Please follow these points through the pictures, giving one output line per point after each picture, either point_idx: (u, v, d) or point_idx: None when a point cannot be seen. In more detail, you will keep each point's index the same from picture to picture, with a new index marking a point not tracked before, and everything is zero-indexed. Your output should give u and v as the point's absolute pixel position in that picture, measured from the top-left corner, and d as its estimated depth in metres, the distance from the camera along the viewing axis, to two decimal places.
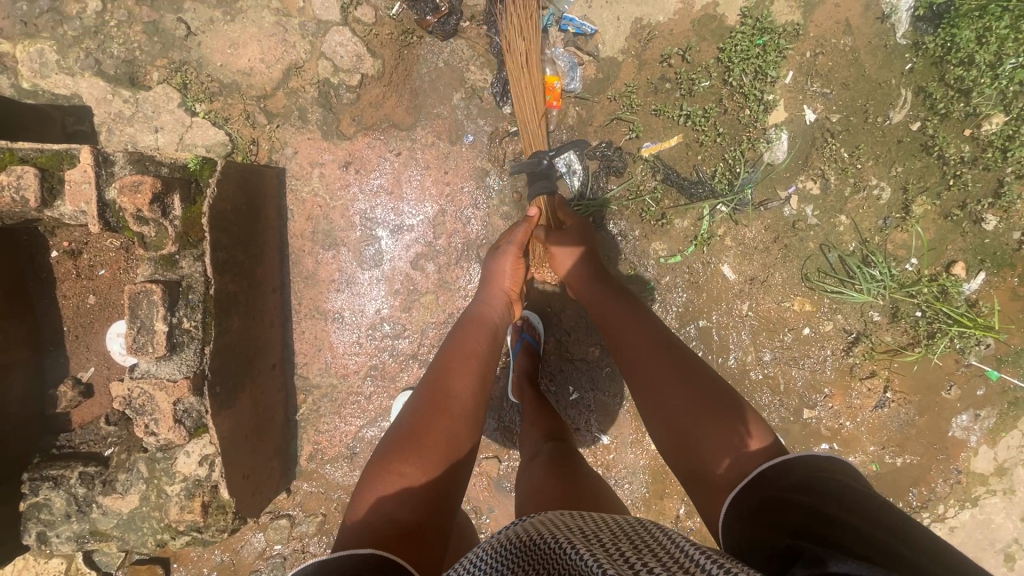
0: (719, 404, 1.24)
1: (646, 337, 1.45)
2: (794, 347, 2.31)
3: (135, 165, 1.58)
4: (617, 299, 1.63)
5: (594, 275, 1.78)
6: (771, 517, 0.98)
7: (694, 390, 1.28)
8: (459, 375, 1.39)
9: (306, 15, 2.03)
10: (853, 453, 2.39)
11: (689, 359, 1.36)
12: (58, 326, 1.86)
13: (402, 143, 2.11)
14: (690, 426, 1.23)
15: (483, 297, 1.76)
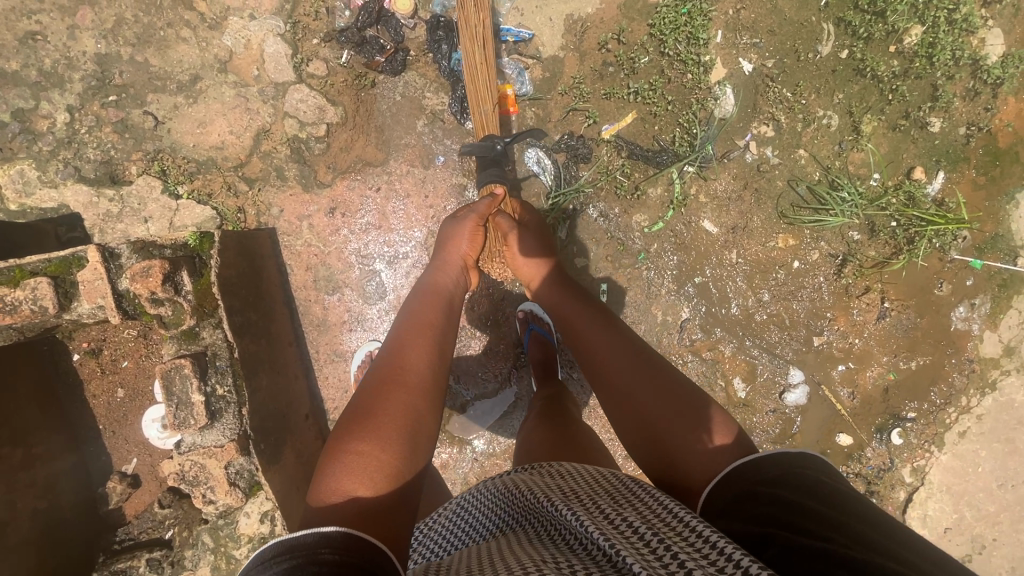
0: (682, 396, 1.24)
1: (609, 333, 1.46)
2: (788, 281, 2.43)
3: (140, 252, 1.65)
4: (577, 298, 1.66)
5: (554, 274, 1.83)
6: (747, 505, 0.99)
7: (655, 381, 1.29)
8: (414, 347, 1.37)
9: (263, 81, 2.14)
10: (869, 368, 2.49)
11: (653, 358, 1.37)
12: (93, 425, 1.91)
13: (379, 178, 2.22)
14: (652, 413, 1.24)
15: (436, 267, 1.79)
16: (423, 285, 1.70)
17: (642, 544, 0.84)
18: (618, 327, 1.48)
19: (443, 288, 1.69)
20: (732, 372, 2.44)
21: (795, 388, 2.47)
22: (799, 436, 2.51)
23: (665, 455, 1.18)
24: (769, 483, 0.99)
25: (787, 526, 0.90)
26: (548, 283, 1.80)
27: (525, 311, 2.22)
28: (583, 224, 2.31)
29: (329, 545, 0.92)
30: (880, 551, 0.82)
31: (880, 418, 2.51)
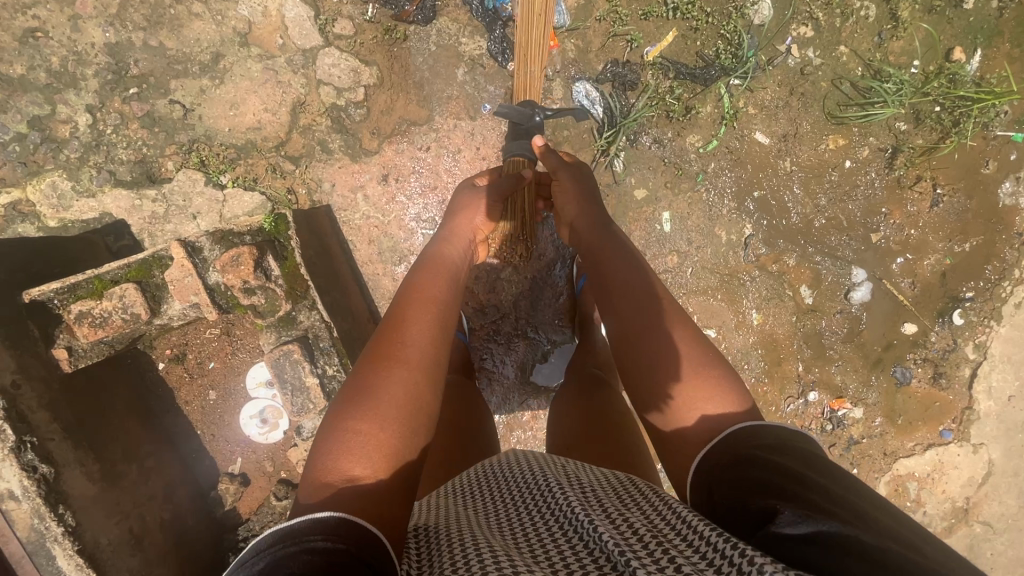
0: (698, 363, 1.22)
1: (635, 297, 1.41)
2: (842, 182, 2.43)
3: (221, 243, 1.57)
4: (616, 258, 1.56)
5: (590, 230, 1.71)
6: (740, 473, 0.95)
7: (674, 349, 1.27)
8: (419, 321, 1.26)
9: (289, 50, 2.01)
10: (926, 257, 2.54)
11: (684, 327, 1.31)
12: (191, 430, 1.87)
13: (427, 137, 2.12)
14: (667, 373, 1.24)
15: (442, 237, 1.66)
16: (430, 251, 1.59)
17: (638, 542, 0.81)
18: (652, 294, 1.41)
19: (449, 260, 1.56)
20: (797, 281, 2.47)
21: (859, 286, 2.51)
22: (866, 332, 2.56)
23: (668, 411, 1.20)
24: (770, 452, 0.96)
25: (784, 492, 0.86)
26: (592, 229, 1.71)
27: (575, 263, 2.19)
28: (638, 153, 2.28)
29: (321, 530, 0.82)
30: (891, 535, 0.78)
31: (940, 302, 2.58)
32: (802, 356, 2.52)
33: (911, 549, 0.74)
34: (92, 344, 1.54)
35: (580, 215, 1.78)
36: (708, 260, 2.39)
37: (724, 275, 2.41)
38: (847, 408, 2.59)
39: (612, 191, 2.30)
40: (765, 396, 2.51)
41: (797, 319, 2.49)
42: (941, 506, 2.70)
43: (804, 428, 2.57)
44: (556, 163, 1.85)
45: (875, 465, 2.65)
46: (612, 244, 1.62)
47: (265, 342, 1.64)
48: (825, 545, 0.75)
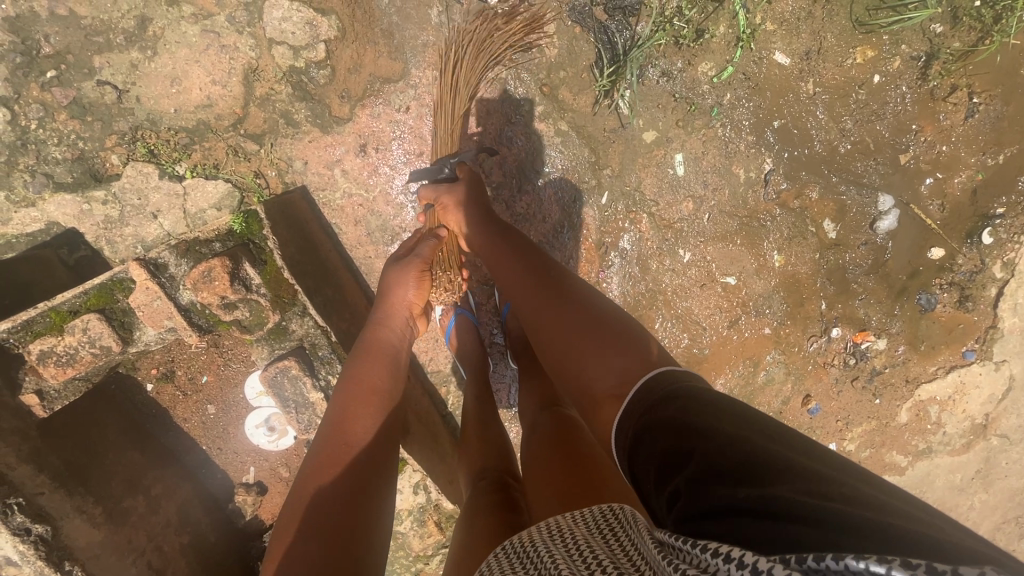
0: (621, 337, 1.11)
1: (526, 286, 1.32)
2: (870, 100, 2.21)
3: (189, 255, 1.39)
4: (506, 253, 1.45)
5: (475, 224, 1.59)
6: (658, 454, 0.85)
7: (587, 328, 1.14)
8: (361, 416, 1.22)
9: (229, 4, 1.69)
10: (957, 174, 2.35)
11: (579, 295, 1.24)
12: (195, 449, 1.75)
13: (405, 95, 1.85)
14: (584, 357, 1.11)
15: (376, 320, 1.50)
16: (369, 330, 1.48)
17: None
18: (546, 276, 1.31)
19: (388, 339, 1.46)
20: (820, 216, 2.29)
21: (887, 215, 2.33)
22: (891, 261, 2.42)
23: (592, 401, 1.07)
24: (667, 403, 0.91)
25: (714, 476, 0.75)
26: (479, 229, 1.56)
27: None
28: (646, 90, 2.03)
29: None
30: (823, 480, 0.68)
31: (969, 222, 2.42)
32: (825, 294, 2.40)
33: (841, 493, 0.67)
34: (65, 383, 1.39)
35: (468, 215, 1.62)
36: (726, 202, 2.19)
37: (743, 218, 2.22)
38: (871, 340, 2.49)
39: (617, 137, 2.06)
40: (787, 339, 2.41)
41: (820, 255, 2.34)
42: (961, 426, 2.68)
43: (827, 365, 2.49)
44: (433, 190, 1.72)
45: (898, 393, 2.59)
46: (503, 233, 1.51)
47: (256, 356, 1.48)
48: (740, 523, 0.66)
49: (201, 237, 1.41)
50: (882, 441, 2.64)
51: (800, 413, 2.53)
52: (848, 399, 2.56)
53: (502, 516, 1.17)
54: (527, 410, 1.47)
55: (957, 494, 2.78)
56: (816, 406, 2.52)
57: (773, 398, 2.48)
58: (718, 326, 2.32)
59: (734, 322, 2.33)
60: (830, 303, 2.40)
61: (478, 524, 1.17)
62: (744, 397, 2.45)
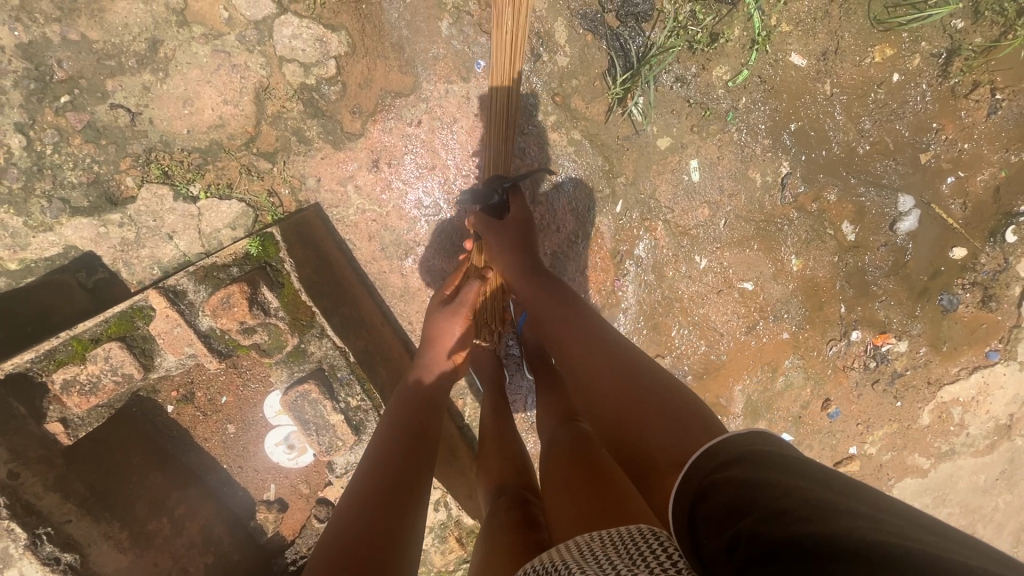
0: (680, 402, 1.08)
1: (573, 334, 1.29)
2: (889, 100, 2.16)
3: (206, 281, 1.39)
4: (555, 295, 1.39)
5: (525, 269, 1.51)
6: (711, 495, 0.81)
7: (643, 395, 1.11)
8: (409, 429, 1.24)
9: (238, 24, 1.68)
10: (980, 172, 2.30)
11: (627, 353, 1.22)
12: (216, 469, 1.76)
13: (416, 109, 1.84)
14: (643, 425, 1.06)
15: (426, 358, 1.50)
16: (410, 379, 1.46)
17: None
18: (596, 331, 1.28)
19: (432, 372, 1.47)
20: (839, 218, 2.25)
21: (907, 215, 2.28)
22: (912, 263, 2.38)
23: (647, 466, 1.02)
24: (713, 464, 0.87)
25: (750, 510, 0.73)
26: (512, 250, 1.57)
27: None
28: (660, 96, 2.00)
29: None
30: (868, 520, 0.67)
31: (993, 221, 2.36)
32: (844, 297, 2.36)
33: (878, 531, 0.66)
34: (89, 410, 1.43)
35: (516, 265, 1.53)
36: (743, 207, 2.16)
37: (760, 223, 2.19)
38: (892, 343, 2.45)
39: (631, 144, 2.04)
40: (806, 343, 2.38)
41: (839, 258, 2.30)
42: (985, 427, 2.63)
43: (846, 369, 2.45)
44: (483, 223, 1.64)
45: (920, 395, 2.54)
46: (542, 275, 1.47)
47: (276, 379, 1.48)
48: (787, 561, 0.63)
49: (218, 262, 1.41)
50: (904, 444, 2.61)
51: (819, 417, 2.50)
52: (869, 402, 2.52)
53: (525, 532, 1.13)
54: (545, 424, 1.43)
55: (981, 496, 2.74)
56: (836, 410, 2.49)
57: (792, 403, 2.45)
58: (736, 332, 2.29)
59: (751, 328, 2.30)
60: (849, 306, 2.36)
61: (501, 542, 1.11)
62: (763, 403, 2.42)
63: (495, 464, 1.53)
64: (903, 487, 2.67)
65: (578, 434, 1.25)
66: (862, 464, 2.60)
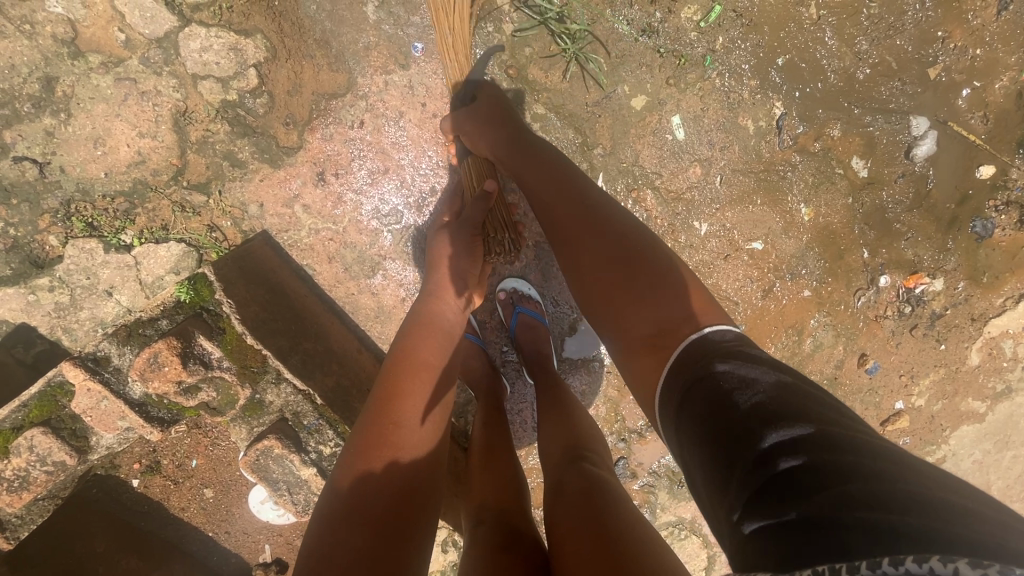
0: (637, 252, 1.10)
1: (568, 226, 1.18)
2: (884, 13, 1.90)
3: (134, 342, 1.27)
4: (538, 161, 1.32)
5: (508, 145, 1.40)
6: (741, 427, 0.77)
7: (579, 231, 1.16)
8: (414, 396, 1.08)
9: (138, 45, 1.50)
10: (998, 79, 2.05)
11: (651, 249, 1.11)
12: (201, 537, 1.58)
13: (356, 109, 1.64)
14: (628, 297, 1.06)
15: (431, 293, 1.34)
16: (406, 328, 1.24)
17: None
18: (577, 199, 1.20)
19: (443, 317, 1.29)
20: (847, 154, 2.02)
21: (923, 139, 2.04)
22: (935, 191, 2.14)
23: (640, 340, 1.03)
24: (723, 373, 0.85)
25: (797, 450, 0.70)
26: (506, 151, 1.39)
27: (508, 291, 1.86)
28: (624, 50, 1.78)
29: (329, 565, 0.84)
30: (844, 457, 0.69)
31: (1020, 129, 2.11)
32: (866, 241, 2.13)
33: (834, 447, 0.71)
34: (28, 506, 1.32)
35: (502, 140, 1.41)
36: (738, 159, 1.92)
37: (760, 173, 1.95)
38: (926, 283, 2.21)
39: (602, 110, 1.82)
40: (831, 298, 2.15)
41: (853, 199, 2.07)
42: None
43: (880, 319, 2.22)
44: (466, 116, 1.51)
45: (965, 334, 2.31)
46: (521, 142, 1.39)
47: (236, 438, 1.36)
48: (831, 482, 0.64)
49: (144, 317, 1.28)
50: (955, 390, 2.37)
51: (857, 375, 2.27)
52: (910, 351, 2.29)
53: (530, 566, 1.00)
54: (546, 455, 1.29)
55: None
56: (875, 365, 2.26)
57: (825, 365, 2.22)
58: (751, 298, 2.08)
59: (768, 291, 2.08)
60: (873, 250, 2.13)
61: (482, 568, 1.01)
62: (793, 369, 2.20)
63: (481, 484, 1.34)
64: (960, 436, 2.44)
65: (590, 481, 1.08)
66: (912, 418, 2.36)
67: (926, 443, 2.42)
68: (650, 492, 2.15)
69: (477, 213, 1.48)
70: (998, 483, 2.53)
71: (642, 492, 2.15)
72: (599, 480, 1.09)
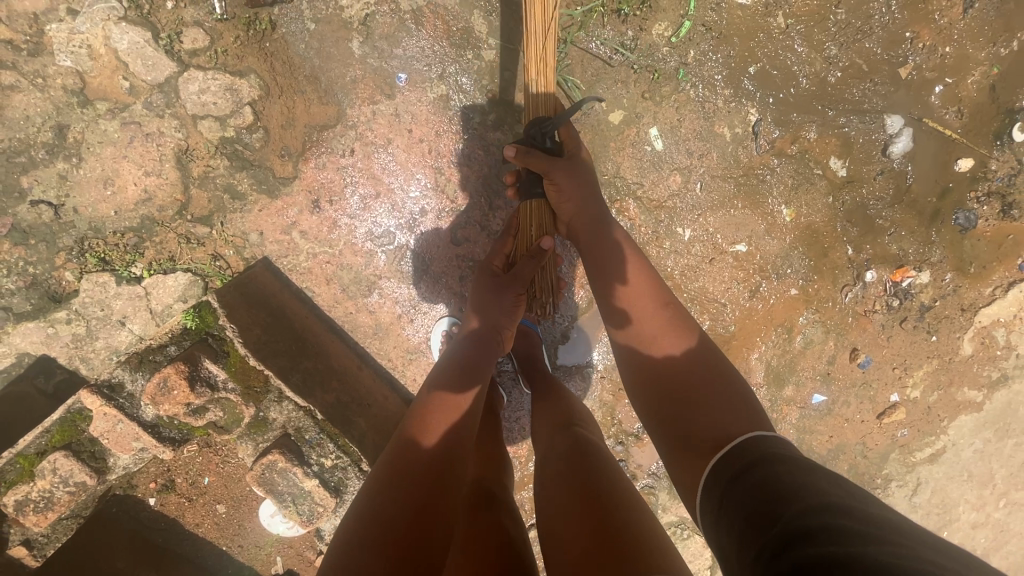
0: (697, 355, 1.30)
1: (642, 315, 1.41)
2: (851, 18, 1.97)
3: (144, 368, 1.36)
4: (607, 242, 1.54)
5: (589, 220, 1.56)
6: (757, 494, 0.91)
7: (649, 323, 1.38)
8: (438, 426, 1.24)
9: (141, 91, 1.60)
10: (969, 75, 2.10)
11: (686, 330, 1.36)
12: (216, 552, 1.66)
13: (346, 138, 1.73)
14: (680, 384, 1.25)
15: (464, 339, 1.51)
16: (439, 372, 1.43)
17: None
18: (662, 304, 1.42)
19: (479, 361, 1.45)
20: (824, 155, 2.07)
21: (898, 137, 2.10)
22: (915, 186, 2.19)
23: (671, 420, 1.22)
24: (755, 466, 0.97)
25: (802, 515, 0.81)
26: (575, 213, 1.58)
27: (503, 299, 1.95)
28: (600, 68, 1.86)
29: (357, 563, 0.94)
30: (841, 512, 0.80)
31: (995, 122, 2.16)
32: (850, 239, 2.18)
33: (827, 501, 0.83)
34: (52, 526, 1.41)
35: (576, 209, 1.57)
36: (717, 166, 1.99)
37: (740, 178, 2.02)
38: (912, 276, 2.25)
39: (582, 126, 1.90)
40: (818, 296, 2.20)
41: (834, 198, 2.12)
42: None
43: (869, 314, 2.26)
44: (541, 157, 1.52)
45: (956, 325, 2.34)
46: (602, 226, 1.55)
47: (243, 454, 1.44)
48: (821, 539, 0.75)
49: (154, 344, 1.37)
50: (950, 381, 2.39)
51: (850, 370, 2.30)
52: (901, 343, 2.32)
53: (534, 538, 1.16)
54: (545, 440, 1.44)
55: None
56: (867, 359, 2.30)
57: (817, 361, 2.26)
58: (739, 300, 2.13)
59: (755, 292, 2.13)
60: (857, 247, 2.18)
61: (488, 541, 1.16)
62: (785, 367, 2.25)
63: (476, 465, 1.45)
64: (959, 426, 2.46)
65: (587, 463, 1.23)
66: (909, 410, 2.39)
67: (924, 434, 2.44)
68: (650, 494, 2.19)
69: (526, 271, 1.56)
70: (1001, 471, 2.54)
71: (642, 494, 2.19)
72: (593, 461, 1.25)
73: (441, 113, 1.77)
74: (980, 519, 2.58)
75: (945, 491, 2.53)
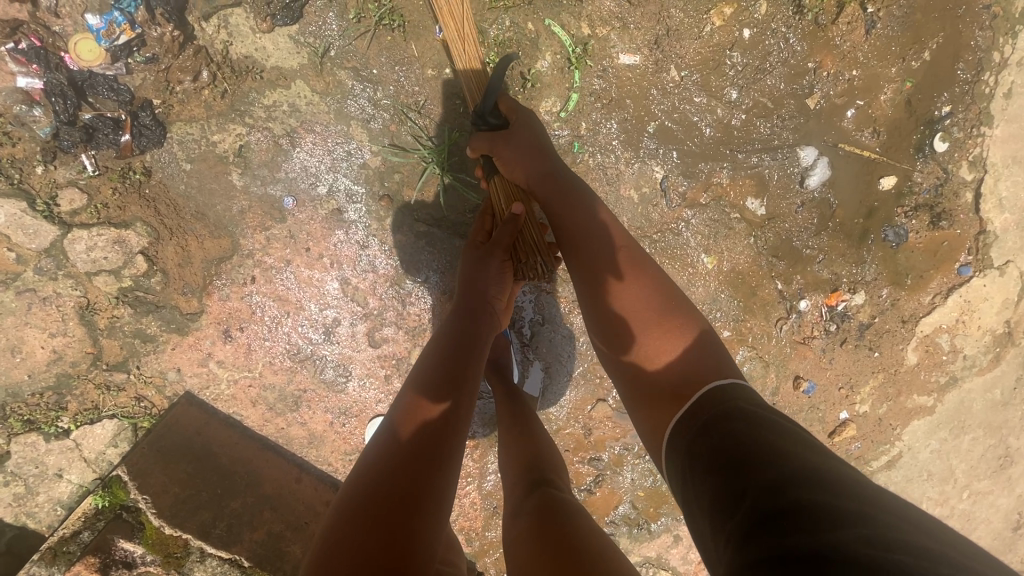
0: (663, 304, 1.20)
1: (600, 262, 1.28)
2: (748, 60, 1.93)
3: (60, 561, 1.59)
4: (559, 189, 1.41)
5: (542, 175, 1.43)
6: (735, 468, 0.86)
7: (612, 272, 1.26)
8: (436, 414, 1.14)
9: (30, 258, 1.61)
10: (881, 93, 2.05)
11: (648, 277, 1.25)
12: None
13: (246, 266, 1.73)
14: (645, 338, 1.17)
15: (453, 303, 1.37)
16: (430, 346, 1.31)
17: None
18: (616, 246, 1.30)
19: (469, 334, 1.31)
20: (740, 197, 2.04)
21: (814, 168, 2.05)
22: (840, 211, 2.15)
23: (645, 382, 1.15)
24: (722, 423, 0.95)
25: (782, 485, 0.79)
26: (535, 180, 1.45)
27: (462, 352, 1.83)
28: None
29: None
30: (821, 480, 0.79)
31: (915, 135, 2.09)
32: (778, 273, 2.15)
33: (805, 466, 0.82)
34: None
35: (533, 172, 1.44)
36: (628, 228, 1.97)
37: (654, 236, 2.00)
38: (847, 299, 2.22)
39: None
40: (752, 332, 2.19)
41: (755, 237, 2.09)
42: (982, 343, 2.36)
43: (807, 341, 2.25)
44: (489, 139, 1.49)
45: (898, 337, 2.30)
46: (558, 183, 1.41)
47: None
48: (802, 523, 0.72)
49: (67, 534, 1.62)
50: (898, 391, 2.38)
51: (796, 397, 2.31)
52: (844, 364, 2.30)
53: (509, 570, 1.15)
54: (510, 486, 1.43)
55: (1002, 411, 2.48)
56: (811, 385, 2.30)
57: (760, 393, 2.28)
58: None
59: None
60: (785, 280, 2.16)
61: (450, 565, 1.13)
62: None
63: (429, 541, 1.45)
64: (912, 432, 2.46)
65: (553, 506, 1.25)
66: (859, 425, 2.40)
67: (878, 444, 2.45)
68: None
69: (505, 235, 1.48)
70: (962, 467, 2.53)
71: None
72: (559, 502, 1.27)
73: (337, 226, 1.76)
74: (944, 513, 2.59)
75: (905, 492, 2.55)
